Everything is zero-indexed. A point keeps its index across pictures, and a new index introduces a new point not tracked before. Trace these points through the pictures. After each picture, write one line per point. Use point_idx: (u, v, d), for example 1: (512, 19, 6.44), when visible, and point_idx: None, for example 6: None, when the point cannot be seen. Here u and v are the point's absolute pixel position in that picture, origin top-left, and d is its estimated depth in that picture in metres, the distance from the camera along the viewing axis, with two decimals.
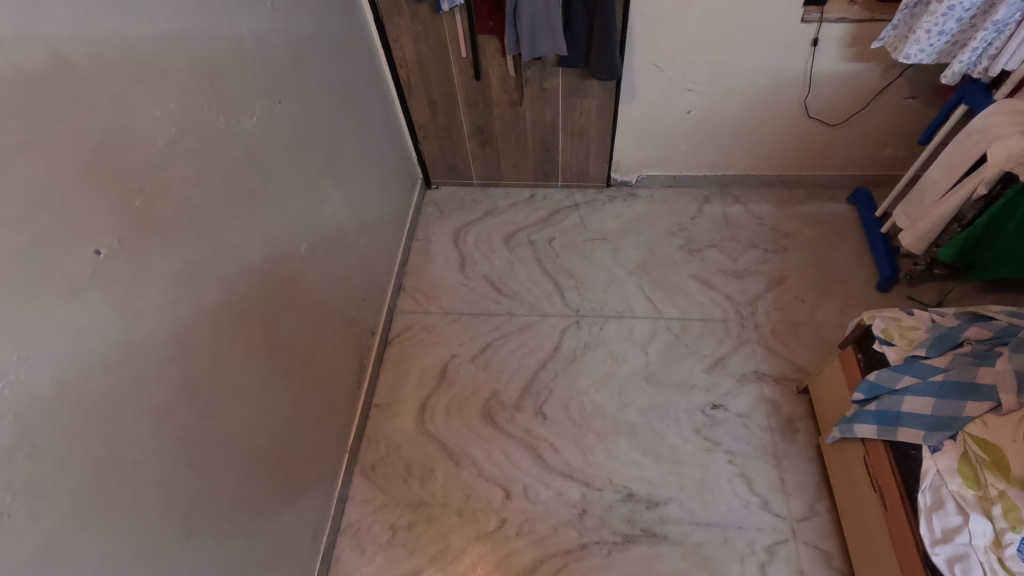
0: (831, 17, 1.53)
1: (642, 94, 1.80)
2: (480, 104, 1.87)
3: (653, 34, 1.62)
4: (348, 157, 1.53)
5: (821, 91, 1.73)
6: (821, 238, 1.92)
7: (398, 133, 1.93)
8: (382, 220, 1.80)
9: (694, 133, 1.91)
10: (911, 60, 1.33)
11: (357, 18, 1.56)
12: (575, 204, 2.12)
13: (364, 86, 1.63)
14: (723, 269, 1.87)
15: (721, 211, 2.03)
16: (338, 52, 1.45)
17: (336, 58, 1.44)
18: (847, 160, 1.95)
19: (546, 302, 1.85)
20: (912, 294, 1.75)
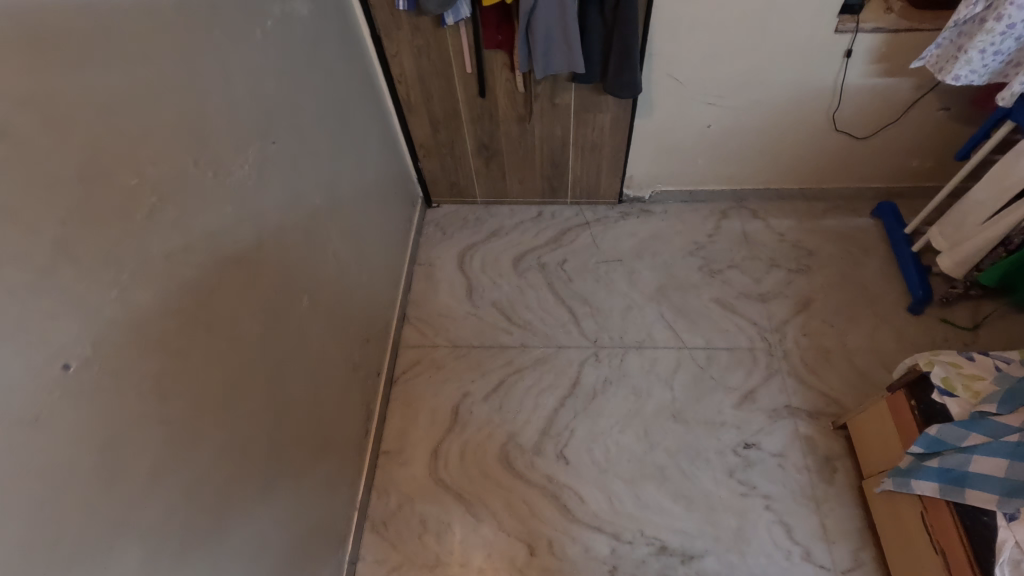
0: (867, 26, 1.42)
1: (659, 109, 1.68)
2: (485, 121, 1.74)
3: (675, 46, 1.50)
4: (348, 190, 1.40)
5: (849, 104, 1.62)
6: (847, 256, 1.82)
7: (397, 152, 1.80)
8: (384, 249, 1.67)
9: (713, 147, 1.80)
10: (961, 81, 1.25)
11: (353, 35, 1.42)
12: (585, 222, 2.01)
13: (362, 108, 1.49)
14: (746, 291, 1.77)
15: (740, 227, 1.93)
16: (334, 75, 1.31)
17: (332, 82, 1.30)
18: (871, 172, 1.85)
19: (561, 332, 1.74)
20: (946, 316, 1.65)
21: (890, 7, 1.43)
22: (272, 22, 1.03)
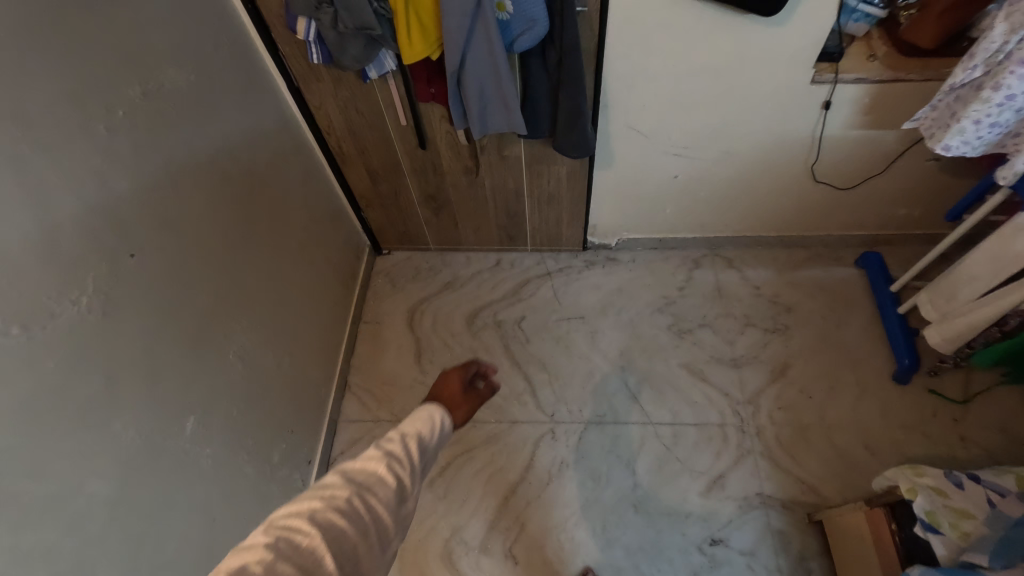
0: (847, 76, 1.24)
1: (619, 159, 1.51)
2: (429, 172, 1.57)
3: (632, 98, 1.33)
4: (259, 271, 1.24)
5: (829, 156, 1.45)
6: (829, 313, 1.67)
7: (332, 205, 1.62)
8: (313, 319, 1.50)
9: (682, 197, 1.63)
10: (952, 151, 1.12)
11: (265, 94, 1.25)
12: (547, 273, 1.84)
13: (279, 171, 1.32)
14: (718, 356, 1.62)
15: (714, 279, 1.78)
16: (235, 146, 1.14)
17: (232, 154, 1.13)
18: (856, 220, 1.69)
19: (515, 405, 1.59)
20: (933, 387, 1.50)
21: (873, 53, 1.27)
22: (126, 110, 0.86)
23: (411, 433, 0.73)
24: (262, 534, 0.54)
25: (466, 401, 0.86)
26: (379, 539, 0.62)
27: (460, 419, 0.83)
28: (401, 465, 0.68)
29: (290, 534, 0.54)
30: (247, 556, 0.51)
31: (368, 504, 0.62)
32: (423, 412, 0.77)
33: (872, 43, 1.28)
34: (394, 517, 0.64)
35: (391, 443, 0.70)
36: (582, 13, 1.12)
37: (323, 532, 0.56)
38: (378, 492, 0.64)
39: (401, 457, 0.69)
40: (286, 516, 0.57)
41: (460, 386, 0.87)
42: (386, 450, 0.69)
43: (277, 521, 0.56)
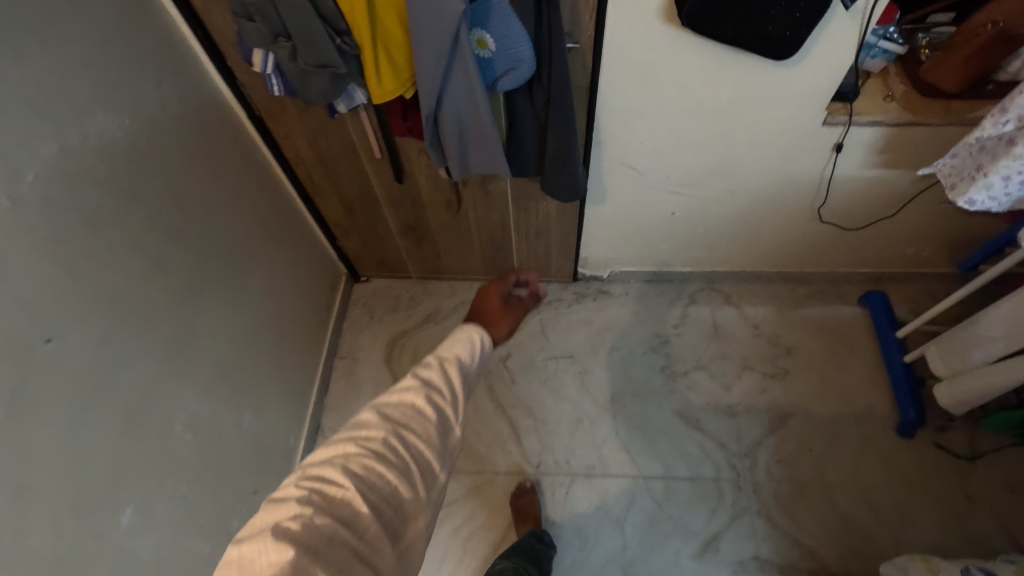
0: (861, 118, 1.14)
1: (613, 194, 1.40)
2: (407, 204, 1.45)
3: (628, 135, 1.22)
4: (217, 326, 1.12)
5: (838, 197, 1.35)
6: (831, 356, 1.58)
7: (303, 237, 1.50)
8: (280, 365, 1.39)
9: (679, 233, 1.53)
10: (976, 207, 1.02)
11: (221, 128, 1.13)
12: (534, 306, 1.74)
13: (237, 211, 1.19)
14: (713, 402, 1.53)
15: (710, 316, 1.68)
16: (182, 191, 1.02)
17: (178, 201, 1.01)
18: (861, 257, 1.60)
19: (498, 454, 1.49)
20: (941, 442, 1.42)
21: (890, 93, 1.16)
22: (37, 173, 0.74)
23: (451, 355, 0.70)
24: (299, 484, 0.55)
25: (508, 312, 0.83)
26: (421, 474, 0.61)
27: (501, 333, 0.80)
28: (440, 393, 0.67)
29: (325, 483, 0.55)
30: (282, 511, 0.52)
31: (405, 444, 0.61)
32: (463, 329, 0.74)
33: (889, 81, 1.18)
34: (436, 447, 0.63)
35: (429, 369, 0.68)
36: (573, 49, 1.01)
37: (356, 478, 0.56)
38: (415, 428, 0.62)
39: (440, 385, 0.67)
40: (319, 465, 0.57)
41: (500, 299, 0.84)
42: (422, 380, 0.67)
43: (312, 470, 0.56)
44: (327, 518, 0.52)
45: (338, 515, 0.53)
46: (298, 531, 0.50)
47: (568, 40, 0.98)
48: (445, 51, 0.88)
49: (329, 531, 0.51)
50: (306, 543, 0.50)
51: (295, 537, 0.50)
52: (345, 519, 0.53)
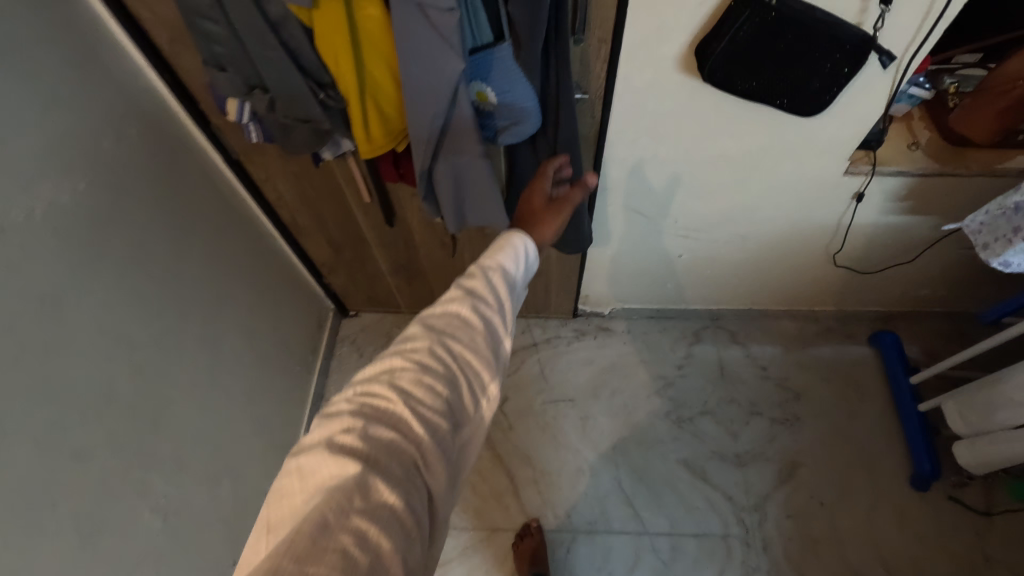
0: (886, 168, 1.07)
1: (618, 237, 1.32)
2: (399, 244, 1.36)
3: (636, 182, 1.14)
4: (188, 395, 1.03)
5: (855, 243, 1.29)
6: (841, 401, 1.52)
7: (287, 278, 1.41)
8: (262, 420, 1.30)
9: (685, 274, 1.46)
10: (1011, 267, 0.95)
11: (194, 177, 1.03)
12: (533, 344, 1.66)
13: (212, 264, 1.10)
14: (720, 451, 1.47)
15: (716, 356, 1.61)
16: (148, 254, 0.92)
17: (144, 266, 0.91)
18: (873, 297, 1.54)
19: (496, 508, 1.42)
20: (956, 495, 1.37)
21: (916, 140, 1.10)
22: None
23: (493, 264, 0.69)
24: (348, 399, 0.55)
25: (555, 213, 0.84)
26: (468, 383, 0.61)
27: (547, 233, 0.81)
28: (486, 302, 0.66)
29: (374, 397, 0.55)
30: (335, 425, 0.52)
31: (449, 356, 0.61)
32: (505, 241, 0.73)
33: (913, 126, 1.12)
34: (481, 356, 0.63)
35: (472, 282, 0.67)
36: (582, 99, 0.92)
37: (402, 394, 0.56)
38: (460, 338, 0.62)
39: (485, 296, 0.67)
40: (367, 381, 0.57)
41: (544, 199, 0.87)
42: (464, 293, 0.66)
43: (361, 386, 0.56)
44: (380, 431, 0.53)
45: (390, 427, 0.53)
46: (352, 444, 0.51)
47: (577, 91, 0.90)
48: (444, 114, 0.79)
49: (384, 442, 0.52)
50: (362, 455, 0.50)
51: (349, 451, 0.50)
52: (397, 430, 0.54)
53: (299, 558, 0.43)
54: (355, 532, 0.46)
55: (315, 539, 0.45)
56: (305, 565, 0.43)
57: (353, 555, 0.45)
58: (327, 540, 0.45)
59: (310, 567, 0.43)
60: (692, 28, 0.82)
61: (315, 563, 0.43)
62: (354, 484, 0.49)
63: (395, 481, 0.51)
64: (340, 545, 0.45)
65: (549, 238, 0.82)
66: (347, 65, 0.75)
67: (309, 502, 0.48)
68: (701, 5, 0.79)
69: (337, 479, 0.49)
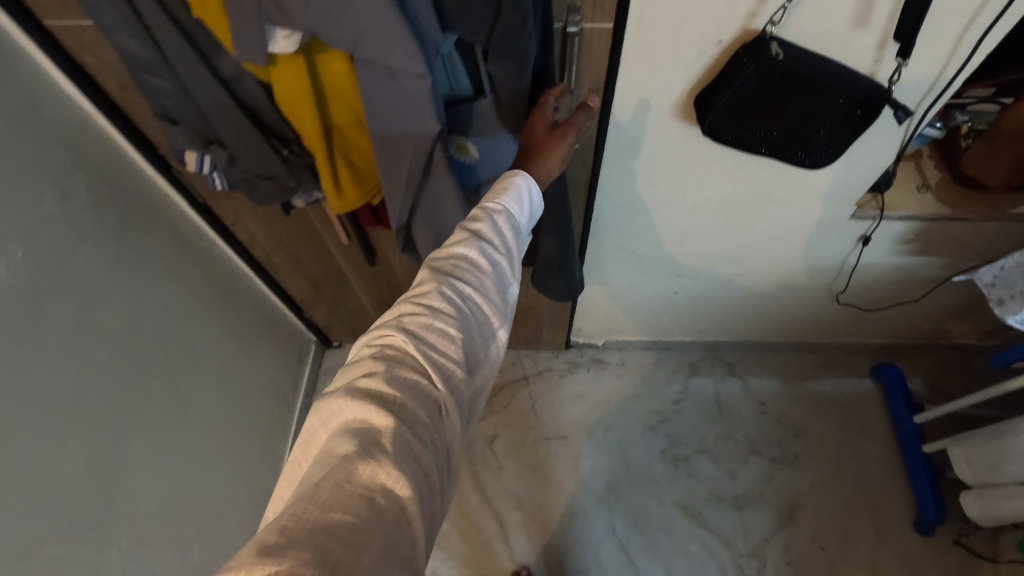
0: (894, 213, 1.02)
1: (613, 275, 1.26)
2: (382, 282, 1.29)
3: (631, 225, 1.08)
4: (149, 460, 0.96)
5: (860, 282, 1.23)
6: (843, 438, 1.46)
7: (264, 317, 1.34)
8: (236, 470, 1.23)
9: (682, 309, 1.40)
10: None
11: (155, 225, 0.96)
12: (524, 377, 1.60)
13: (176, 316, 1.03)
14: (718, 493, 1.42)
15: (713, 390, 1.55)
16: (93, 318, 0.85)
17: (87, 331, 0.84)
18: (876, 330, 1.48)
19: (485, 556, 1.36)
20: (962, 540, 1.32)
21: (925, 182, 1.04)
22: None
23: (496, 208, 0.68)
24: (368, 348, 0.58)
25: (559, 142, 0.71)
26: (479, 327, 0.63)
27: (553, 159, 0.71)
28: (491, 246, 0.66)
29: (391, 343, 0.57)
30: (357, 370, 0.55)
31: (457, 301, 0.62)
32: (506, 180, 0.69)
33: (922, 166, 1.07)
34: (488, 300, 0.64)
35: (474, 226, 0.67)
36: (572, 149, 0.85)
37: (416, 341, 0.57)
38: (468, 281, 0.63)
39: (490, 240, 0.66)
40: (380, 328, 0.59)
41: (545, 127, 0.71)
42: (467, 237, 0.66)
43: (375, 335, 0.59)
44: (400, 375, 0.54)
45: (410, 370, 0.55)
46: (375, 388, 0.53)
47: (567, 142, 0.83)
48: (420, 178, 0.72)
49: (404, 386, 0.54)
50: (384, 398, 0.52)
51: (372, 395, 0.52)
52: (414, 375, 0.55)
53: (325, 505, 0.43)
54: (381, 471, 0.47)
55: (342, 479, 0.45)
56: (331, 507, 0.43)
57: (381, 497, 0.46)
58: (353, 481, 0.45)
59: (337, 509, 0.44)
60: (692, 77, 0.74)
61: (343, 504, 0.44)
62: (380, 424, 0.50)
63: (416, 423, 0.53)
64: (365, 485, 0.46)
65: (557, 168, 0.72)
66: (312, 126, 0.68)
67: (335, 445, 0.49)
68: (703, 54, 0.71)
69: (363, 422, 0.50)
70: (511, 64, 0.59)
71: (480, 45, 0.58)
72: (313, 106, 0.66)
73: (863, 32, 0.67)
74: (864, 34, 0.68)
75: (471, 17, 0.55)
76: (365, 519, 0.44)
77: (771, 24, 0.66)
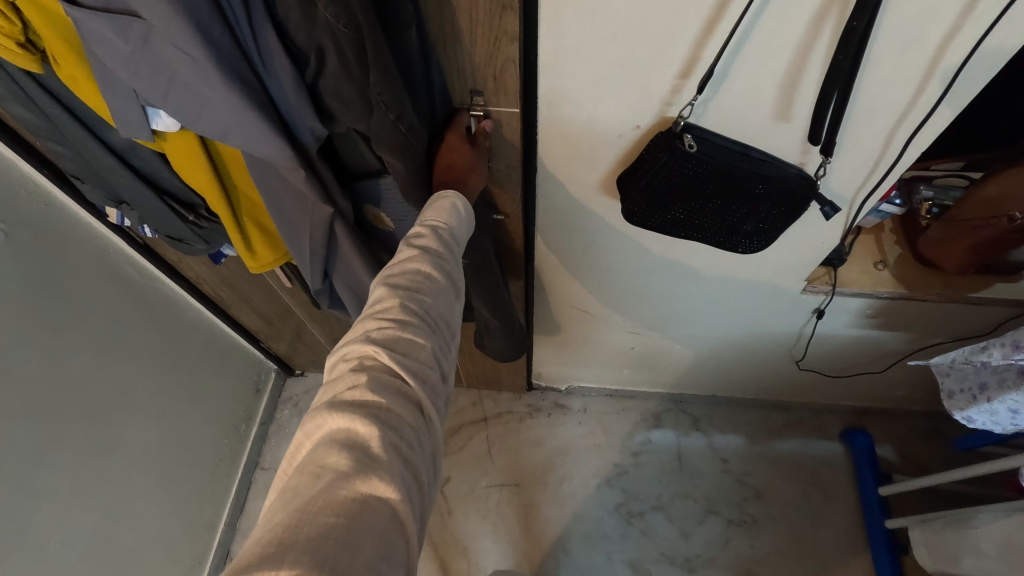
0: (846, 290, 0.97)
1: (567, 327, 1.23)
2: (332, 323, 1.27)
3: (577, 284, 1.04)
4: (64, 503, 0.96)
5: (820, 351, 1.18)
6: (805, 504, 1.41)
7: (214, 349, 1.33)
8: (174, 504, 1.23)
9: (640, 361, 1.36)
10: (975, 423, 0.87)
11: (84, 263, 0.97)
12: (482, 417, 1.57)
13: (108, 355, 1.03)
14: (670, 554, 1.37)
15: (674, 444, 1.51)
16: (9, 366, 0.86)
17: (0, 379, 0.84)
18: (845, 395, 1.42)
19: None
20: None
21: (883, 258, 1.00)
22: None
23: (439, 224, 0.61)
24: (342, 361, 0.48)
25: (475, 159, 0.67)
26: (446, 333, 0.55)
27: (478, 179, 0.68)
28: (445, 260, 0.59)
29: (366, 355, 0.48)
30: (337, 386, 0.45)
31: (425, 309, 0.53)
32: (442, 200, 0.63)
33: (882, 240, 1.02)
34: (450, 311, 0.57)
35: (422, 238, 0.59)
36: (499, 219, 0.83)
37: (392, 350, 0.48)
38: (429, 292, 0.55)
39: (443, 254, 0.59)
40: (347, 344, 0.49)
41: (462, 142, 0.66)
42: (420, 247, 0.58)
43: (344, 353, 0.48)
44: (383, 381, 0.46)
45: (391, 377, 0.47)
46: (359, 398, 0.44)
47: (491, 212, 0.81)
48: (325, 249, 0.71)
49: (389, 394, 0.45)
50: (369, 407, 0.44)
51: (355, 405, 0.43)
52: (396, 381, 0.47)
53: (313, 513, 0.36)
54: (373, 480, 0.40)
55: (332, 491, 0.38)
56: (322, 513, 0.36)
57: (375, 503, 0.39)
58: (346, 488, 0.38)
59: (328, 514, 0.36)
60: (612, 158, 0.72)
61: (335, 510, 0.37)
62: (367, 434, 0.42)
63: (404, 429, 0.45)
64: (358, 494, 0.38)
65: (478, 187, 0.69)
66: (210, 190, 0.66)
67: (319, 458, 0.40)
68: (620, 138, 0.69)
69: (348, 434, 0.42)
70: (397, 156, 0.57)
71: (364, 130, 0.55)
72: (211, 181, 0.65)
73: (785, 125, 0.64)
74: (788, 126, 0.64)
75: (349, 110, 0.53)
76: (360, 526, 0.37)
77: (684, 116, 0.63)
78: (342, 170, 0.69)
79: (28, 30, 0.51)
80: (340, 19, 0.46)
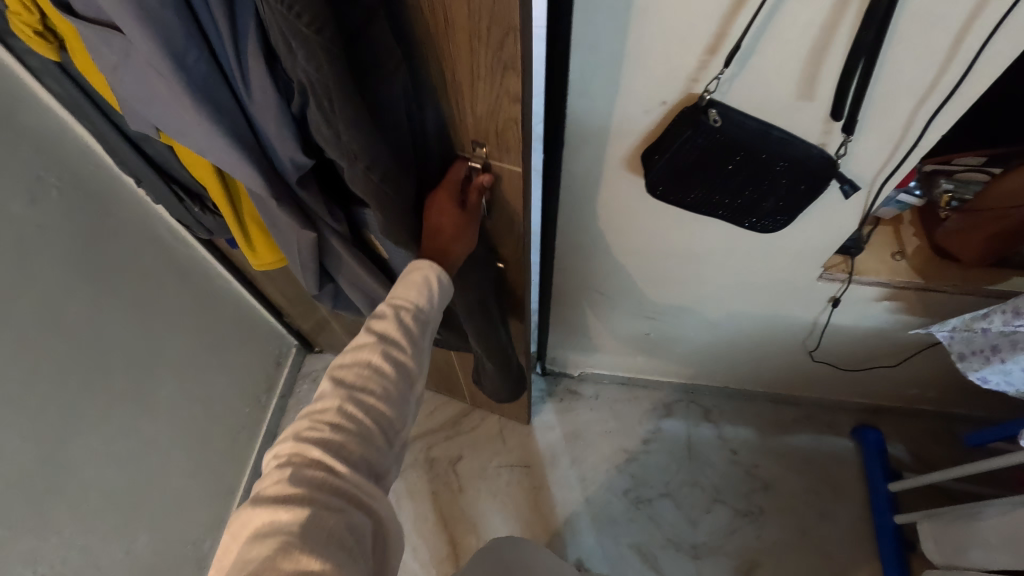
0: (863, 278, 0.99)
1: (582, 312, 1.25)
2: None
3: (595, 266, 1.07)
4: (100, 453, 1.01)
5: (833, 343, 1.20)
6: (813, 497, 1.42)
7: (240, 319, 1.37)
8: (198, 466, 1.28)
9: (653, 349, 1.38)
10: (987, 384, 0.87)
11: (125, 225, 1.02)
12: None
13: (142, 317, 1.08)
14: (676, 539, 1.39)
15: (684, 433, 1.52)
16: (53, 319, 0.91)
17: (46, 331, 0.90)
18: (858, 391, 1.43)
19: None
20: None
21: (901, 250, 1.01)
22: None
23: (404, 305, 0.65)
24: (275, 458, 0.53)
25: (461, 225, 0.70)
26: (389, 424, 0.58)
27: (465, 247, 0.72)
28: (396, 348, 0.61)
29: (297, 453, 0.52)
30: (265, 484, 0.50)
31: (365, 406, 0.56)
32: (413, 278, 0.67)
33: (901, 232, 1.04)
34: (398, 401, 0.59)
35: (374, 328, 0.62)
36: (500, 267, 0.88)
37: (321, 446, 0.52)
38: (372, 388, 0.57)
39: (394, 342, 0.61)
40: (281, 441, 0.54)
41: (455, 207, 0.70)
42: (371, 337, 0.61)
43: (279, 451, 0.53)
44: (307, 477, 0.50)
45: (318, 472, 0.51)
46: (282, 494, 0.49)
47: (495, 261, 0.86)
48: (314, 264, 0.77)
49: (313, 486, 0.50)
50: (291, 501, 0.48)
51: (277, 501, 0.48)
52: (322, 476, 0.51)
53: None
54: (293, 566, 0.44)
55: None
56: None
57: None
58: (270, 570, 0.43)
59: None
60: (638, 134, 0.75)
61: None
62: (286, 525, 0.46)
63: (329, 519, 0.48)
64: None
65: (461, 256, 0.73)
66: (218, 197, 0.72)
67: (244, 554, 0.45)
68: (647, 113, 0.71)
69: (270, 527, 0.46)
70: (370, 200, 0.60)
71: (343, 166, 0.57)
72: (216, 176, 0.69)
73: (808, 104, 0.66)
74: (810, 103, 0.66)
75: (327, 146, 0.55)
76: None
77: (709, 91, 0.66)
78: (340, 197, 0.73)
79: (45, 18, 0.56)
80: (313, 73, 0.48)
